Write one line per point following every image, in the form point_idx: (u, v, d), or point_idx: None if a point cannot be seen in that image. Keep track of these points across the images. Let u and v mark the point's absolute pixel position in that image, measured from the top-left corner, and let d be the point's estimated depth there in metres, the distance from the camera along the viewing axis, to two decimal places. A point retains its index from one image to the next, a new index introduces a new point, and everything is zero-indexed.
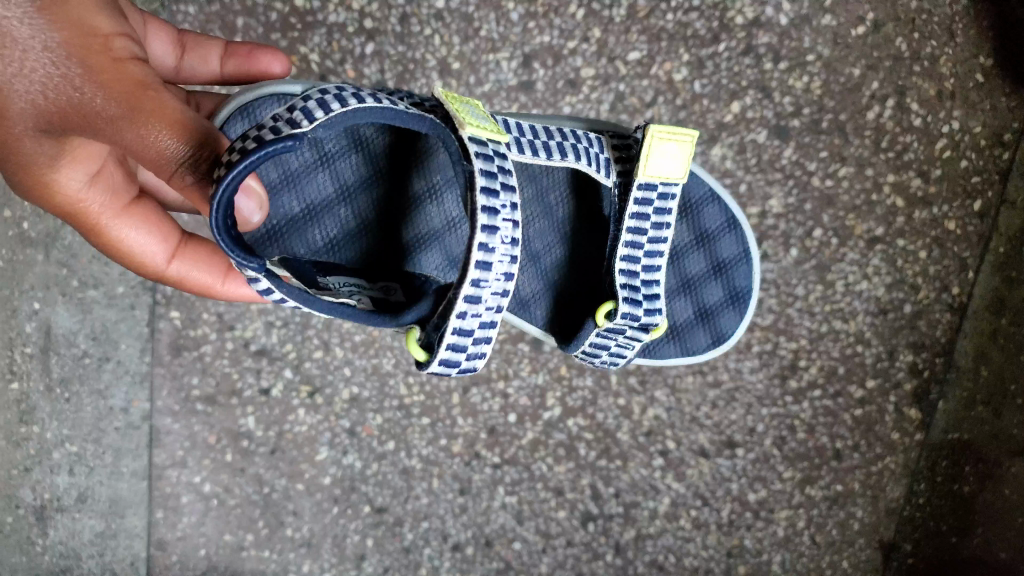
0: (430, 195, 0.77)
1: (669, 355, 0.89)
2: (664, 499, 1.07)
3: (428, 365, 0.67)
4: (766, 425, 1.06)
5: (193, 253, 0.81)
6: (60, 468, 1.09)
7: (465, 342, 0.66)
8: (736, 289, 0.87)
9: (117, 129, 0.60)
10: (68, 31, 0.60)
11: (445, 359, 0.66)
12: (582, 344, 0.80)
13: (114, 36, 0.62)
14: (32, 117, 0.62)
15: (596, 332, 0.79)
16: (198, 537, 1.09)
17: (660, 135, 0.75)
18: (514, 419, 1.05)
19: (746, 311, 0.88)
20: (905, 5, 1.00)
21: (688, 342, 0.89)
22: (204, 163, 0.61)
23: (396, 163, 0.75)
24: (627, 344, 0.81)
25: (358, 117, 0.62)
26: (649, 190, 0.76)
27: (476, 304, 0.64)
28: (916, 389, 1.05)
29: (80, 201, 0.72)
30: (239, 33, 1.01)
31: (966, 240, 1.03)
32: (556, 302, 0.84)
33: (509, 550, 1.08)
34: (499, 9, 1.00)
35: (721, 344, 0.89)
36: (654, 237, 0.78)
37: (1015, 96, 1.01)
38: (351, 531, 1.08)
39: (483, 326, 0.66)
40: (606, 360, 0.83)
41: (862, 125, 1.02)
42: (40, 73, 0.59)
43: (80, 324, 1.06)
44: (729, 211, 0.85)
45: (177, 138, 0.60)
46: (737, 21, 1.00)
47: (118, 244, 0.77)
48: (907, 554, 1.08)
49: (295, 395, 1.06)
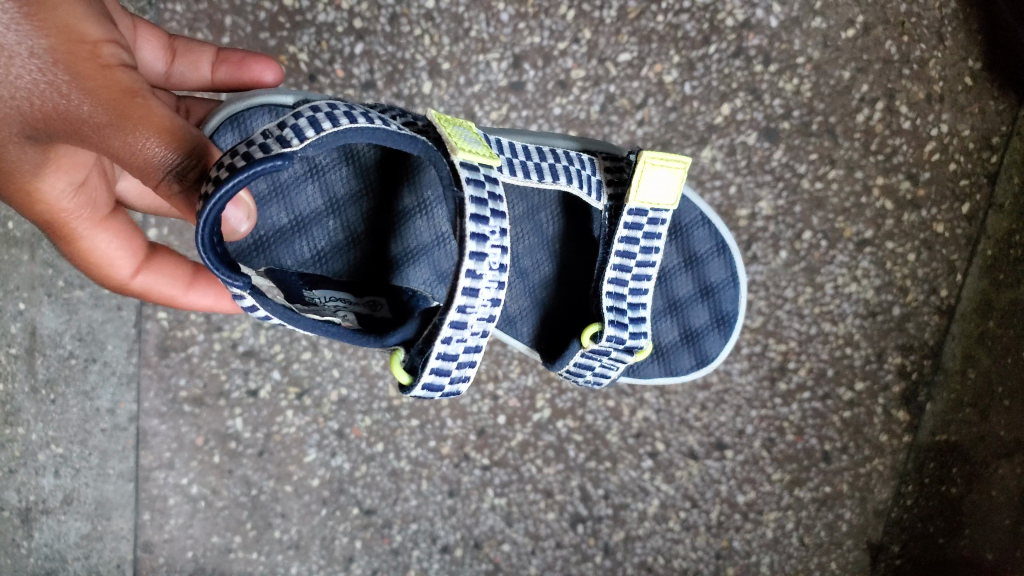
0: (421, 208, 0.76)
1: (652, 376, 0.90)
2: (653, 501, 1.07)
3: (410, 389, 0.66)
4: (755, 427, 1.06)
5: (158, 266, 0.82)
6: (45, 470, 1.08)
7: (449, 367, 0.66)
8: (722, 313, 0.87)
9: (103, 135, 0.60)
10: (55, 36, 0.59)
11: (428, 383, 0.66)
12: (566, 364, 0.80)
13: (103, 42, 0.62)
14: (15, 122, 0.61)
15: (581, 352, 0.79)
16: (186, 539, 1.09)
17: (653, 161, 0.75)
18: (504, 421, 1.05)
19: (732, 336, 0.88)
20: (895, 8, 1.00)
21: (670, 364, 0.89)
22: (192, 172, 0.61)
23: (388, 175, 0.75)
24: (611, 366, 0.81)
25: (348, 136, 0.61)
26: (640, 215, 0.76)
27: (461, 329, 0.64)
28: (904, 391, 1.06)
29: (62, 209, 0.72)
30: (227, 33, 1.00)
31: (954, 243, 1.03)
32: (542, 315, 0.84)
33: (499, 552, 1.08)
34: (488, 9, 1.00)
35: (704, 366, 0.89)
36: (641, 262, 0.78)
37: (1004, 100, 1.01)
38: (340, 533, 1.08)
39: (468, 351, 0.66)
40: (589, 379, 0.83)
41: (851, 127, 1.02)
42: (25, 79, 0.59)
43: (66, 324, 1.05)
44: (720, 236, 0.86)
45: (167, 147, 0.59)
46: (727, 23, 1.00)
47: (91, 252, 0.77)
48: (894, 555, 1.09)
49: (283, 397, 1.05)
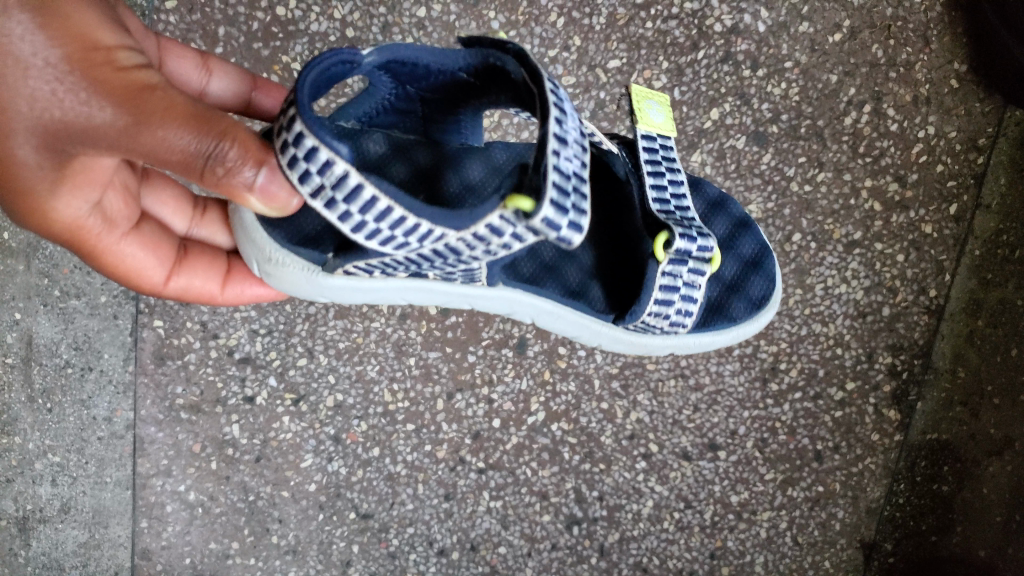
0: (461, 198, 0.72)
1: (736, 324, 0.78)
2: (647, 502, 1.08)
3: (536, 214, 0.57)
4: (747, 428, 1.07)
5: (191, 266, 0.82)
6: (42, 479, 1.08)
7: (568, 191, 0.58)
8: (756, 249, 0.83)
9: (127, 134, 0.60)
10: (70, 46, 0.63)
11: (557, 197, 0.57)
12: (650, 294, 0.72)
13: (118, 48, 0.64)
14: (39, 134, 0.65)
15: (661, 273, 0.71)
16: (184, 545, 1.09)
17: (640, 93, 0.79)
18: (498, 424, 1.06)
19: (776, 266, 0.83)
20: (881, 13, 1.02)
21: (744, 303, 0.79)
22: (226, 152, 0.58)
23: (422, 168, 0.73)
24: (693, 283, 0.73)
25: (404, 52, 0.63)
26: (650, 139, 0.77)
27: (565, 146, 0.59)
28: (895, 390, 1.07)
29: (80, 223, 0.71)
30: (221, 43, 1.01)
31: (942, 243, 1.05)
32: (606, 280, 0.77)
33: (495, 554, 1.08)
34: (480, 17, 1.01)
35: (769, 302, 0.80)
36: (673, 181, 0.76)
37: (989, 101, 1.04)
38: (337, 537, 1.09)
39: (579, 178, 0.60)
40: (679, 311, 0.74)
41: (839, 131, 1.03)
42: (44, 90, 0.63)
43: (62, 333, 1.05)
44: (715, 190, 0.86)
45: (197, 133, 0.58)
46: (715, 28, 1.02)
47: (119, 264, 0.78)
48: (887, 553, 1.10)
49: (280, 403, 1.06)
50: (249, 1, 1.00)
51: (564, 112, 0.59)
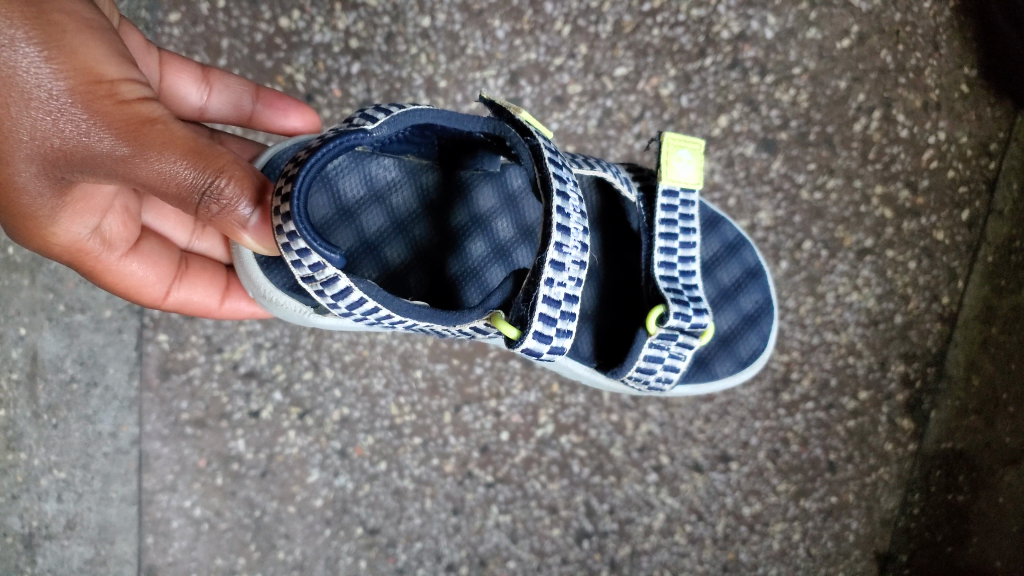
0: (469, 229, 0.77)
1: (715, 379, 0.86)
2: (658, 515, 1.06)
3: (519, 343, 0.65)
4: (759, 438, 1.05)
5: (191, 279, 0.84)
6: (48, 495, 1.06)
7: (554, 313, 0.65)
8: (759, 304, 0.87)
9: (128, 166, 0.62)
10: (72, 77, 0.61)
11: (540, 331, 0.65)
12: (636, 361, 0.77)
13: (122, 80, 0.63)
14: (37, 161, 0.64)
15: (650, 342, 0.77)
16: (189, 562, 1.07)
17: (674, 142, 0.79)
18: (507, 437, 1.05)
19: (772, 325, 0.88)
20: (889, 18, 1.01)
21: (729, 362, 0.86)
22: (225, 189, 0.61)
23: (431, 199, 0.76)
24: (679, 355, 0.79)
25: (414, 117, 0.64)
26: (672, 196, 0.79)
27: (560, 271, 0.65)
28: (908, 399, 1.05)
29: (80, 245, 0.74)
30: (224, 55, 1.00)
31: (955, 250, 1.04)
32: (606, 322, 0.81)
33: (504, 569, 1.06)
34: (484, 26, 1.00)
35: (755, 360, 0.86)
36: (684, 244, 0.79)
37: (1000, 106, 1.03)
38: (344, 553, 1.07)
39: (568, 299, 0.67)
40: (660, 376, 0.80)
41: (849, 137, 1.02)
42: (44, 121, 0.61)
43: (66, 348, 1.04)
44: (734, 232, 0.88)
45: (194, 168, 0.61)
46: (722, 35, 1.01)
47: (120, 280, 0.80)
48: (902, 565, 1.07)
49: (285, 417, 1.05)
50: (252, 12, 1.00)
51: (565, 238, 0.64)
